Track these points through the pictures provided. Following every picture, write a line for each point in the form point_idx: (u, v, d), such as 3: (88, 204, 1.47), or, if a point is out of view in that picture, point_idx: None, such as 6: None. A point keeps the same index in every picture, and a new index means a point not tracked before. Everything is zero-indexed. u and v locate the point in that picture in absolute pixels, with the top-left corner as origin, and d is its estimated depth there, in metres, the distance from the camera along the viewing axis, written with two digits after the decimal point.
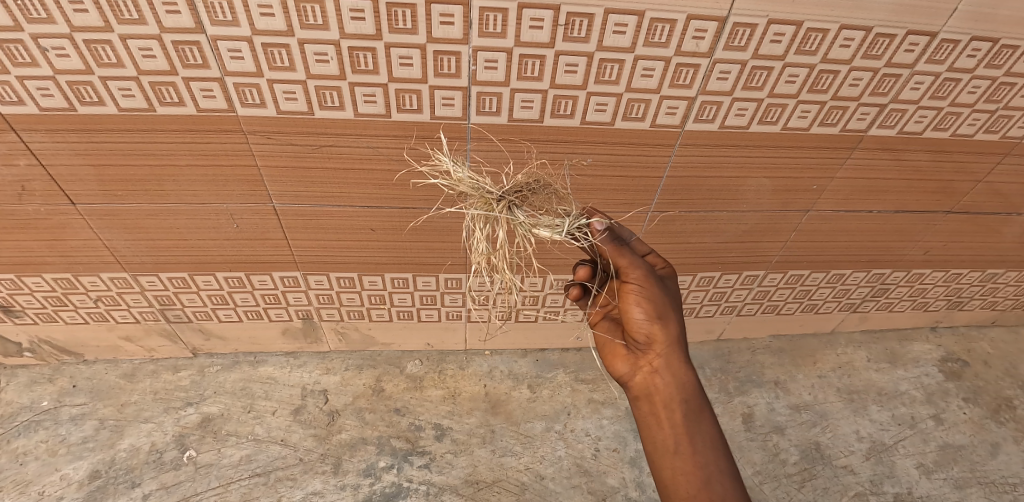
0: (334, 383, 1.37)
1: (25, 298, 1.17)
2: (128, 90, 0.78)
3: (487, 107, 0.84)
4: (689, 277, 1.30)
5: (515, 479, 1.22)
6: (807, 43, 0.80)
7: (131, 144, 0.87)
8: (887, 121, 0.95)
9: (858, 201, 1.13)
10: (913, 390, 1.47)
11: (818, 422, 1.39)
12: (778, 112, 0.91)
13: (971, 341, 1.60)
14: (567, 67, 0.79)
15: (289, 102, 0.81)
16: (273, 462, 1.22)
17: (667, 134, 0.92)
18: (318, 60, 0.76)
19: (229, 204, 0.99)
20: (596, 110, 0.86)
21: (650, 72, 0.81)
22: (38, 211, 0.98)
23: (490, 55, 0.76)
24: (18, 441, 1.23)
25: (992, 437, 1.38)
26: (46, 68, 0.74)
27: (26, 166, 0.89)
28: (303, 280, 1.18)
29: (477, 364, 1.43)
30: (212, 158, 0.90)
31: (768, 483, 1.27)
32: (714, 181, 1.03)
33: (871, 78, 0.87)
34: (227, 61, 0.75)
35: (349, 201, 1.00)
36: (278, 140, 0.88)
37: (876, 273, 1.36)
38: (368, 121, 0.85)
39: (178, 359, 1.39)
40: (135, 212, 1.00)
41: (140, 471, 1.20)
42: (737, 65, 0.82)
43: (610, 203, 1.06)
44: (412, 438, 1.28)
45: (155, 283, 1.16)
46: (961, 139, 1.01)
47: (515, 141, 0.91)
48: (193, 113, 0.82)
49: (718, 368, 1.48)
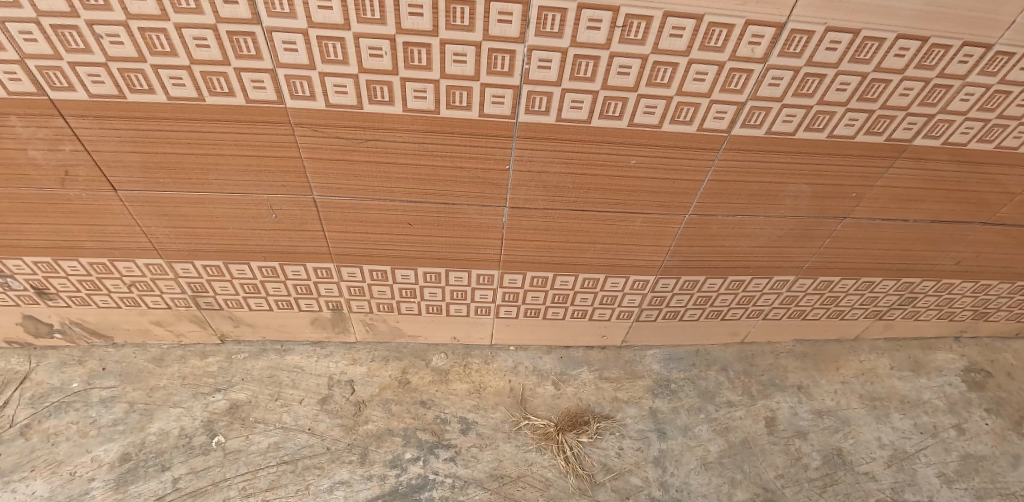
0: (361, 373, 1.38)
1: (60, 281, 1.18)
2: (179, 78, 0.78)
3: (536, 106, 0.84)
4: (719, 280, 1.29)
5: (541, 475, 1.23)
6: (863, 51, 0.79)
7: (179, 132, 0.87)
8: (934, 131, 0.94)
9: (895, 210, 1.12)
10: (936, 399, 1.47)
11: (841, 428, 1.39)
12: (826, 119, 0.90)
13: (994, 352, 1.60)
14: (619, 69, 0.79)
15: (339, 95, 0.81)
16: (301, 450, 1.24)
17: (713, 138, 0.92)
18: (372, 54, 0.75)
19: (271, 194, 0.99)
20: (645, 113, 0.86)
21: (703, 76, 0.81)
22: (81, 197, 0.98)
23: (545, 55, 0.76)
24: (50, 421, 1.25)
25: (1014, 449, 1.38)
26: (99, 54, 0.74)
27: (71, 152, 0.90)
28: (336, 272, 1.18)
29: (502, 359, 1.44)
30: (258, 148, 0.90)
31: (790, 487, 1.27)
32: (755, 186, 1.03)
33: (922, 88, 0.86)
34: (281, 53, 0.75)
35: (390, 196, 1.00)
36: (324, 133, 0.87)
37: (905, 281, 1.36)
38: (416, 116, 0.85)
39: (206, 345, 1.40)
40: (174, 199, 1.00)
41: (170, 454, 1.21)
42: (790, 72, 0.81)
43: (646, 204, 1.05)
44: (438, 430, 1.29)
45: (189, 270, 1.17)
46: (1005, 151, 0.99)
47: (555, 140, 0.90)
48: (242, 104, 0.82)
49: (742, 371, 1.48)
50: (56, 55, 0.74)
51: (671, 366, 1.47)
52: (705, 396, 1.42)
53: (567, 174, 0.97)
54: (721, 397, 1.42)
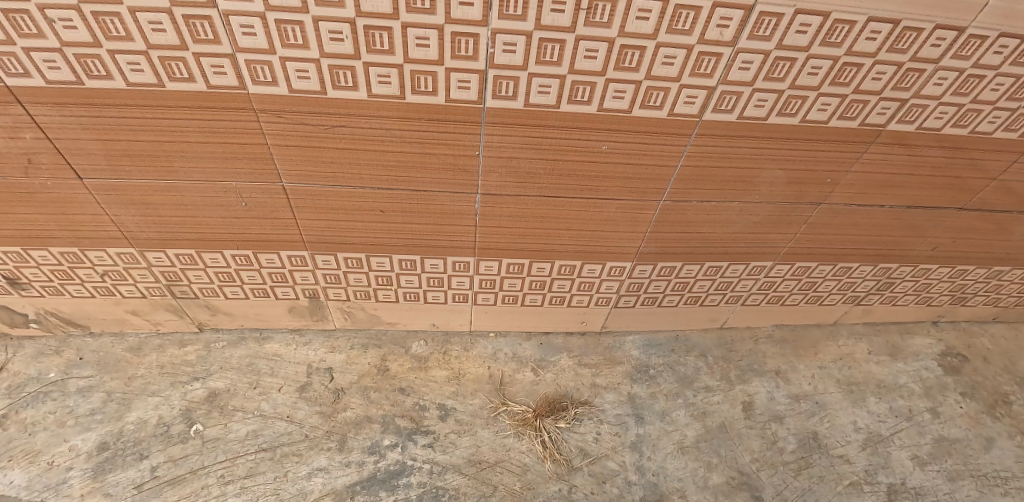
0: (340, 361, 1.38)
1: (31, 271, 1.17)
2: (137, 64, 0.76)
3: (503, 91, 0.82)
4: (696, 267, 1.29)
5: (518, 460, 1.24)
6: (833, 35, 0.77)
7: (141, 119, 0.85)
8: (908, 115, 0.93)
9: (871, 196, 1.12)
10: (912, 383, 1.49)
11: (817, 412, 1.41)
12: (798, 104, 0.89)
13: (971, 337, 1.62)
14: (587, 53, 0.77)
15: (302, 81, 0.80)
16: (280, 437, 1.24)
17: (684, 123, 0.91)
18: (333, 38, 0.74)
19: (239, 182, 0.98)
20: (614, 97, 0.84)
21: (672, 60, 0.79)
22: (45, 185, 0.97)
23: (509, 38, 0.74)
24: (27, 411, 1.24)
25: (987, 431, 1.40)
26: (53, 39, 0.72)
27: (33, 139, 0.88)
28: (311, 260, 1.18)
29: (481, 346, 1.44)
30: (223, 135, 0.89)
31: (765, 470, 1.29)
32: (730, 171, 1.02)
33: (894, 72, 0.85)
34: (240, 37, 0.73)
35: (359, 183, 0.99)
36: (289, 119, 0.86)
37: (882, 267, 1.36)
38: (382, 102, 0.83)
39: (183, 334, 1.40)
40: (140, 188, 0.99)
41: (148, 443, 1.21)
42: (760, 56, 0.80)
43: (620, 191, 1.05)
44: (417, 417, 1.29)
45: (162, 259, 1.16)
46: (979, 137, 0.99)
47: (526, 126, 0.89)
48: (203, 90, 0.81)
49: (721, 356, 1.49)
50: (8, 40, 0.72)
51: (651, 351, 1.48)
52: (683, 381, 1.43)
53: (538, 160, 0.96)
54: (700, 383, 1.43)
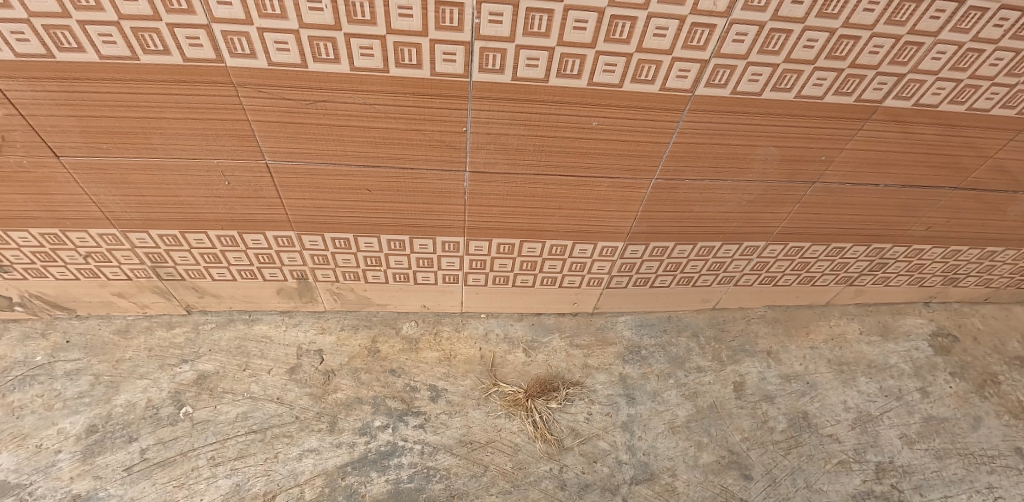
0: (331, 342, 1.38)
1: (12, 253, 1.15)
2: (109, 35, 0.73)
3: (490, 64, 0.80)
4: (689, 247, 1.28)
5: (510, 440, 1.25)
6: (830, 5, 0.75)
7: (116, 94, 0.82)
8: (904, 91, 0.91)
9: (865, 174, 1.11)
10: (902, 363, 1.50)
11: (808, 392, 1.41)
12: (793, 78, 0.87)
13: (962, 317, 1.62)
14: (576, 24, 0.75)
15: (281, 53, 0.77)
16: (269, 419, 1.24)
17: (677, 98, 0.88)
18: (312, 7, 0.70)
19: (220, 159, 0.95)
20: (604, 71, 0.82)
21: (664, 32, 0.77)
22: (21, 164, 0.94)
23: (495, 8, 0.71)
24: (14, 395, 1.23)
25: (975, 410, 1.41)
26: (20, 10, 0.69)
27: (4, 116, 0.85)
28: (298, 241, 1.16)
29: (473, 327, 1.44)
30: (201, 111, 0.86)
31: (755, 449, 1.30)
32: (723, 148, 1.00)
33: (892, 45, 0.82)
34: (214, 7, 0.70)
35: (343, 160, 0.96)
36: (270, 93, 0.83)
37: (875, 247, 1.36)
38: (365, 76, 0.80)
39: (172, 316, 1.39)
40: (119, 166, 0.96)
41: (137, 426, 1.21)
42: (755, 27, 0.77)
43: (611, 168, 1.03)
44: (408, 398, 1.29)
45: (145, 240, 1.14)
46: (976, 114, 0.97)
47: (515, 101, 0.87)
48: (180, 63, 0.78)
49: (713, 337, 1.50)
50: None
51: (643, 332, 1.48)
52: (675, 362, 1.43)
53: (527, 137, 0.93)
54: (691, 363, 1.43)
